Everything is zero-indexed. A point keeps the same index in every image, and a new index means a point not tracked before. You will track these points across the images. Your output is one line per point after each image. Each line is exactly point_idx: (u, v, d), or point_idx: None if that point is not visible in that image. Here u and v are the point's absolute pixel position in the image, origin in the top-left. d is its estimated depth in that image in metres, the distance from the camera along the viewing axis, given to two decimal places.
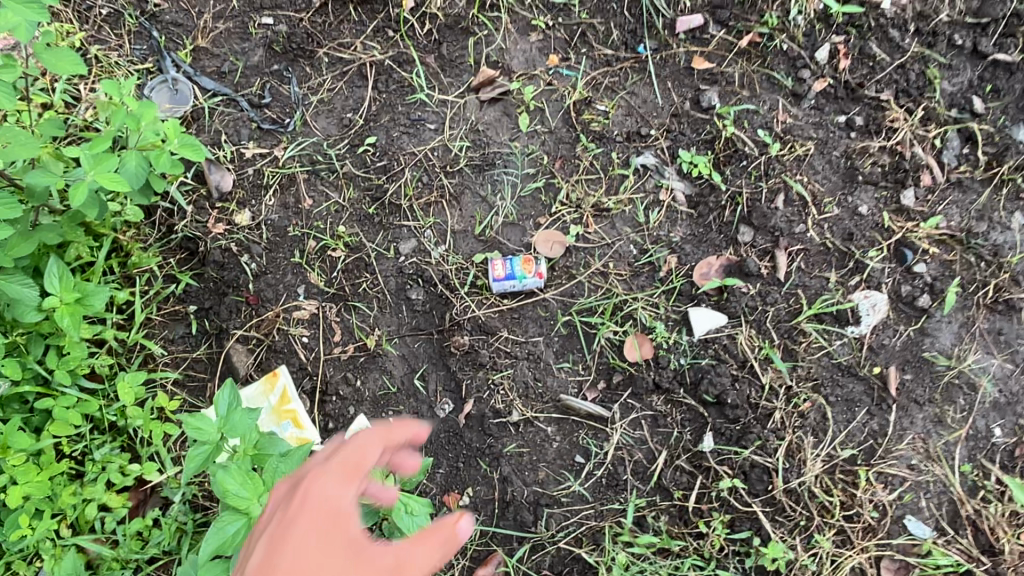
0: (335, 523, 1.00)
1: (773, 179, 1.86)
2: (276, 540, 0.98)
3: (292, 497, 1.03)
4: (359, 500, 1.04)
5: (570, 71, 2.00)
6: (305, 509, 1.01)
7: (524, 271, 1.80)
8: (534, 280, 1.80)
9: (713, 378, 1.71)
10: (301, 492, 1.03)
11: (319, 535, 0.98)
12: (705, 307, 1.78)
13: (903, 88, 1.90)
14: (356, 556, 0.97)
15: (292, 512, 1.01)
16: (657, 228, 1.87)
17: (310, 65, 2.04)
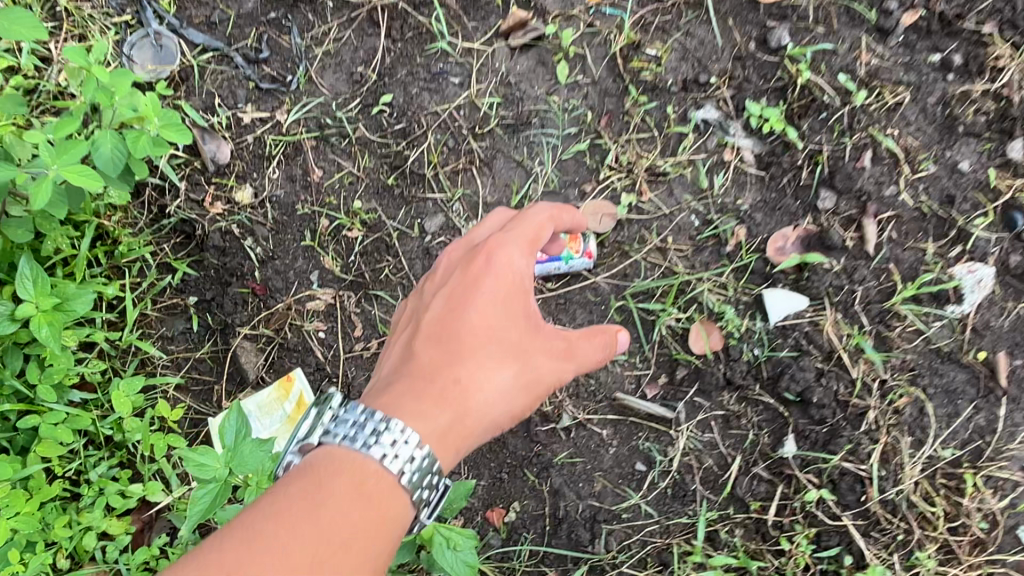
0: (521, 308, 1.27)
1: (858, 133, 1.57)
2: (468, 326, 1.24)
3: (481, 282, 1.27)
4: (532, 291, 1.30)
5: (615, 10, 1.68)
6: (487, 310, 1.25)
7: (571, 250, 1.54)
8: (582, 258, 1.56)
9: (796, 373, 1.47)
10: (488, 278, 1.27)
11: (514, 318, 1.25)
12: (782, 288, 1.53)
13: (1008, 19, 1.54)
14: (535, 358, 1.25)
15: (474, 299, 1.26)
16: (723, 194, 1.61)
17: (312, 11, 1.74)
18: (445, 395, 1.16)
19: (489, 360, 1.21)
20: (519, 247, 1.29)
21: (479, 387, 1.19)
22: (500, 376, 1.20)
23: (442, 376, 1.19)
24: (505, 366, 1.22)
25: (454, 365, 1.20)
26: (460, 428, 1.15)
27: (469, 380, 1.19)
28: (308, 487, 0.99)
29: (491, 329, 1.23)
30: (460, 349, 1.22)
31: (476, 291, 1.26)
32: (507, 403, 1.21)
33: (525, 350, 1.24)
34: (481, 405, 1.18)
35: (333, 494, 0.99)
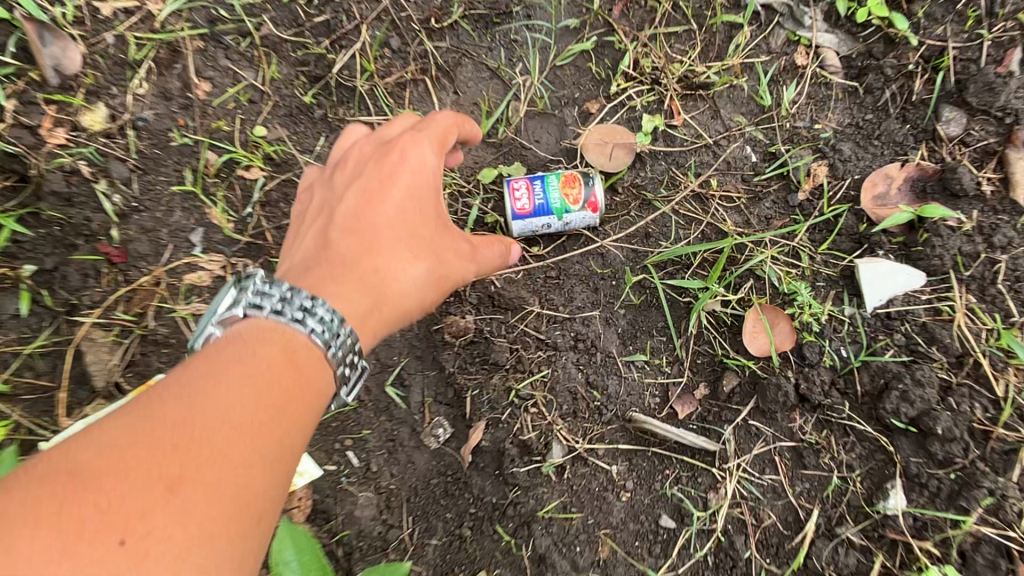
0: (434, 205, 0.87)
1: (1001, 22, 1.03)
2: (385, 215, 0.84)
3: (391, 171, 0.87)
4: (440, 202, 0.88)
5: None
6: (410, 203, 0.86)
7: (564, 198, 1.04)
8: (583, 210, 1.05)
9: (916, 389, 0.95)
10: (398, 176, 0.86)
11: (429, 210, 0.87)
12: (885, 258, 1.02)
13: None
14: (446, 252, 0.86)
15: (386, 191, 0.86)
16: (793, 116, 1.09)
17: None
18: (358, 284, 0.78)
19: (411, 245, 0.83)
20: (434, 140, 0.88)
21: (399, 277, 0.81)
22: (411, 269, 0.83)
23: (351, 264, 0.81)
24: (432, 260, 0.85)
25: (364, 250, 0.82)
26: (377, 321, 0.79)
27: (391, 269, 0.81)
28: (224, 356, 0.65)
29: (414, 222, 0.85)
30: (367, 233, 0.83)
31: (387, 181, 0.86)
32: (421, 302, 0.84)
33: (443, 246, 0.86)
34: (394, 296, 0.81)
35: (260, 363, 0.65)
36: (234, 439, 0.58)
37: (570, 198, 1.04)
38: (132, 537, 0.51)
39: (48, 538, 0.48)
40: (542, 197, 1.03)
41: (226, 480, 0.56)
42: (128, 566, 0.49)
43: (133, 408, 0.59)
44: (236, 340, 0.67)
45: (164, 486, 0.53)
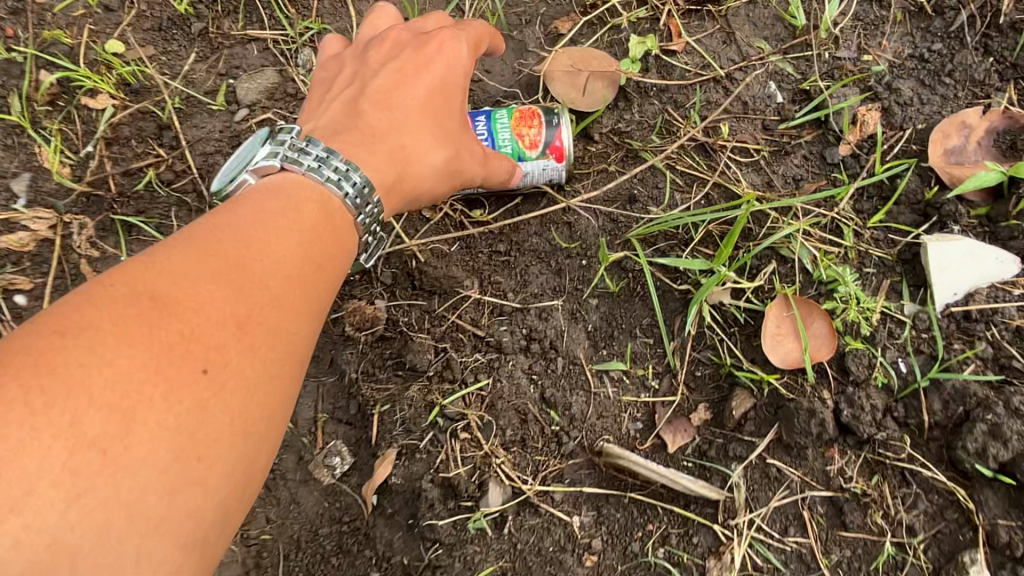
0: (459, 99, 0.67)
1: None
2: (416, 100, 0.65)
3: (429, 49, 0.67)
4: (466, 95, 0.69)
5: None
6: (441, 97, 0.66)
7: (517, 140, 0.75)
8: (541, 159, 0.75)
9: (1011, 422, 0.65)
10: (438, 64, 0.66)
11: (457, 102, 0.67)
12: (963, 237, 0.72)
13: None
14: (467, 147, 0.68)
15: (417, 80, 0.65)
16: (832, 41, 0.80)
17: None
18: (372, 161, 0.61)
19: (440, 132, 0.65)
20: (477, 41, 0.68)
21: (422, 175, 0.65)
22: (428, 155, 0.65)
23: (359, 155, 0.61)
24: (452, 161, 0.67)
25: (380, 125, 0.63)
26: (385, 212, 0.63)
27: (411, 168, 0.64)
28: (253, 207, 0.53)
29: (440, 121, 0.65)
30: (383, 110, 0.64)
31: (421, 62, 0.66)
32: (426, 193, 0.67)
33: (466, 146, 0.68)
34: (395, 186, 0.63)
35: (287, 230, 0.53)
36: (291, 291, 0.51)
37: (523, 140, 0.75)
38: (212, 368, 0.44)
39: (106, 380, 0.40)
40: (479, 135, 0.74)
41: (290, 332, 0.50)
42: (206, 397, 0.44)
43: (132, 280, 0.45)
44: (268, 192, 0.55)
45: (235, 325, 0.47)
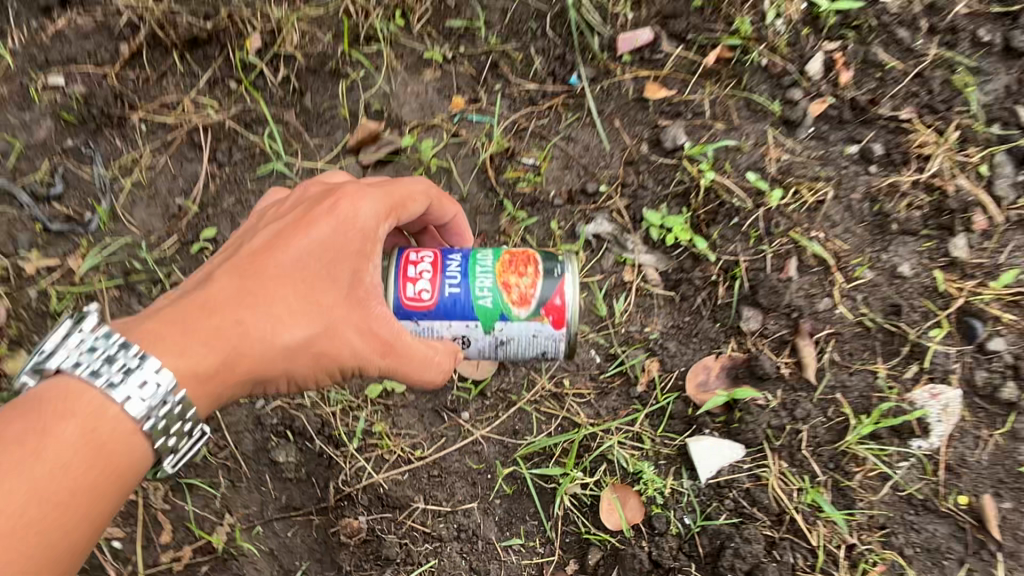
0: (346, 274, 1.00)
1: (777, 239, 1.32)
2: (286, 257, 0.99)
3: (320, 220, 1.01)
4: (363, 247, 1.02)
5: (481, 116, 1.53)
6: (308, 255, 0.99)
7: (500, 289, 1.05)
8: (538, 318, 1.06)
9: (741, 548, 1.17)
10: (325, 220, 1.01)
11: (343, 283, 1.00)
12: (710, 437, 1.22)
13: (926, 102, 1.46)
14: (345, 329, 1.00)
15: (295, 240, 1.00)
16: (626, 321, 1.32)
17: (121, 136, 1.51)
18: (222, 323, 0.95)
19: (300, 303, 0.98)
20: (372, 199, 1.03)
21: (279, 327, 0.97)
22: (290, 332, 0.97)
23: (223, 314, 0.96)
24: (313, 337, 0.99)
25: (246, 286, 0.98)
26: (222, 380, 0.95)
27: (268, 311, 0.97)
28: (49, 419, 0.85)
29: (305, 282, 0.98)
30: (259, 269, 0.99)
31: (305, 227, 1.01)
32: (292, 361, 0.99)
33: (342, 325, 1.00)
34: (235, 356, 0.95)
35: (43, 464, 0.83)
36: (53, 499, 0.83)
37: (519, 298, 1.05)
38: None
39: None
40: (463, 286, 1.06)
41: (50, 527, 0.83)
42: None
43: None
44: (81, 386, 0.87)
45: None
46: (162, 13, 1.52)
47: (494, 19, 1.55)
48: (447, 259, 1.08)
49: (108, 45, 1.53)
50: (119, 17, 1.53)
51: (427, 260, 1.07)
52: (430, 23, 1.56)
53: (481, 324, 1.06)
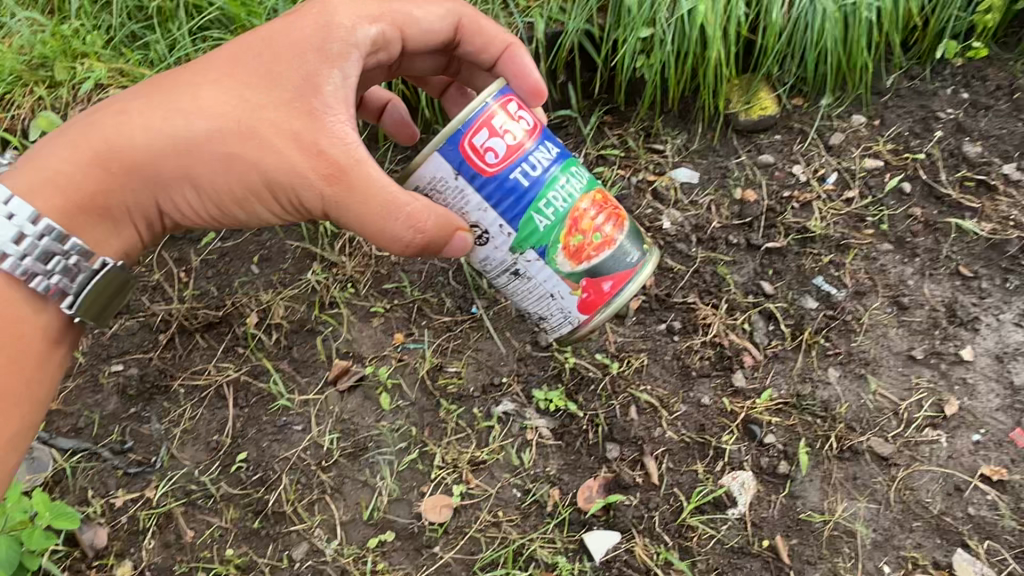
0: (285, 87, 1.43)
1: (621, 394, 2.06)
2: (231, 56, 1.47)
3: (276, 36, 1.46)
4: (315, 49, 1.44)
5: (416, 342, 2.20)
6: (246, 55, 1.46)
7: (563, 212, 1.58)
8: (572, 286, 1.66)
9: None
10: (277, 25, 1.48)
11: (281, 94, 1.42)
12: (598, 530, 1.89)
13: (704, 288, 2.25)
14: (265, 132, 1.41)
15: (250, 40, 1.48)
16: (533, 466, 1.99)
17: (167, 398, 2.14)
18: (132, 114, 1.45)
19: (215, 102, 1.43)
20: (331, 6, 1.49)
21: (196, 104, 1.43)
22: (200, 124, 1.42)
23: (161, 93, 1.47)
24: (223, 134, 1.42)
25: (175, 83, 1.47)
26: (121, 166, 1.44)
27: (195, 97, 1.44)
28: None
29: (235, 74, 1.45)
30: (201, 73, 1.47)
31: (267, 30, 1.48)
32: (207, 152, 1.43)
33: (263, 132, 1.41)
34: (131, 144, 1.44)
35: None
36: None
37: (566, 251, 1.61)
38: None
39: None
40: (530, 177, 1.54)
41: None
42: None
43: None
44: None
45: None
46: (187, 309, 2.24)
47: (415, 277, 2.30)
48: (536, 151, 1.55)
49: (150, 336, 2.22)
50: (158, 316, 2.24)
51: (520, 136, 1.53)
52: (372, 287, 2.30)
53: (517, 236, 1.58)
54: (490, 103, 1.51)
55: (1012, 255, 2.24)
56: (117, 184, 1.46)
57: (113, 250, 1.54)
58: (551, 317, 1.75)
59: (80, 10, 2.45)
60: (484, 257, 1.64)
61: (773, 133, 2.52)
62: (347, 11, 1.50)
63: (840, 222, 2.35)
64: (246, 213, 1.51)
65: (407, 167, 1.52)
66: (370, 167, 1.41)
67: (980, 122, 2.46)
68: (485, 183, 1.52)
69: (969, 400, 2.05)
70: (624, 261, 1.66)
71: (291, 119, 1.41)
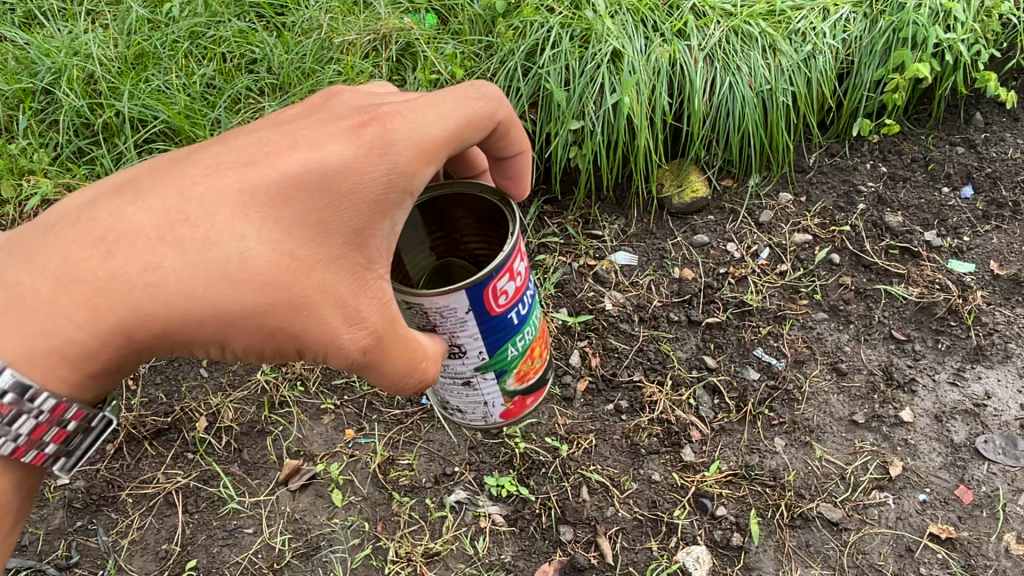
0: (337, 240, 1.18)
1: (572, 475, 2.08)
2: (267, 189, 1.14)
3: (332, 178, 1.18)
4: (373, 190, 1.21)
5: (367, 437, 2.20)
6: (292, 194, 1.15)
7: (525, 336, 1.64)
8: (504, 401, 1.79)
9: None
10: (326, 151, 1.19)
11: (331, 251, 1.18)
12: None
13: (648, 365, 2.29)
14: (315, 304, 1.16)
15: (290, 164, 1.17)
16: (488, 554, 1.98)
17: (115, 509, 2.10)
18: (140, 259, 1.08)
19: (258, 258, 1.12)
20: (395, 136, 1.23)
21: (233, 258, 1.11)
22: (244, 295, 1.11)
23: (174, 227, 1.10)
24: (270, 309, 1.13)
25: (191, 211, 1.11)
26: (119, 326, 1.11)
27: (228, 249, 1.10)
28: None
29: (278, 222, 1.14)
30: (230, 208, 1.12)
31: (315, 156, 1.18)
32: (236, 325, 1.14)
33: (314, 305, 1.16)
34: (148, 308, 1.09)
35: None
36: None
37: (516, 376, 1.72)
38: None
39: None
40: (518, 310, 1.55)
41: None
42: None
43: None
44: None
45: None
46: (135, 417, 2.24)
47: None
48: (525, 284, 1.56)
49: (97, 447, 2.21)
50: None
51: (521, 273, 1.52)
52: (321, 383, 2.31)
53: (491, 357, 1.58)
54: (516, 246, 1.44)
55: (941, 317, 2.33)
56: (120, 346, 1.14)
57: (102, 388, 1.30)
58: (466, 412, 1.83)
59: (27, 130, 2.53)
60: (446, 363, 1.59)
61: (705, 214, 2.64)
62: (412, 135, 1.24)
63: (775, 294, 2.43)
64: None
65: (426, 294, 1.37)
66: (396, 325, 1.28)
67: (899, 193, 2.60)
68: (482, 324, 1.48)
69: (912, 460, 2.07)
70: (542, 382, 1.87)
71: (340, 280, 1.19)
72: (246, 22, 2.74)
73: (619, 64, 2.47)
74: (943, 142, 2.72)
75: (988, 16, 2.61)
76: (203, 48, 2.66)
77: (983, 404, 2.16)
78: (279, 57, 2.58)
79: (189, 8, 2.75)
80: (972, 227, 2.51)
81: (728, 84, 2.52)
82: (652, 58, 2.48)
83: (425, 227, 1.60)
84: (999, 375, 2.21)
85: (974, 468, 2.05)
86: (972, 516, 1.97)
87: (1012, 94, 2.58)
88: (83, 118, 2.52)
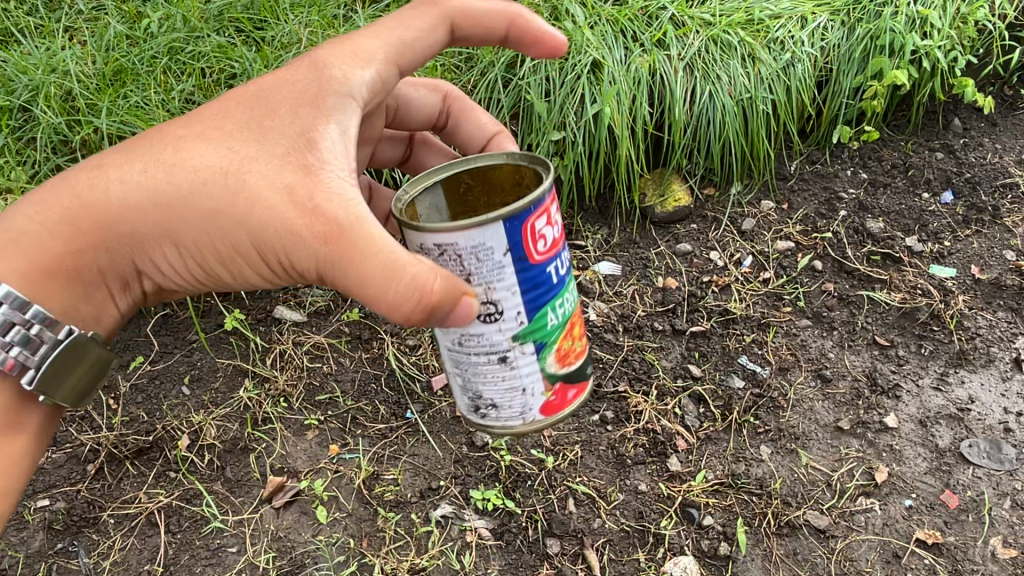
0: (276, 137, 1.28)
1: (558, 487, 2.07)
2: (216, 109, 1.35)
3: (272, 93, 1.34)
4: (310, 97, 1.32)
5: (352, 452, 2.19)
6: (235, 107, 1.34)
7: (565, 314, 1.40)
8: (546, 387, 1.43)
9: None
10: (271, 77, 1.37)
11: (269, 143, 1.27)
12: None
13: (634, 375, 2.29)
14: (251, 186, 1.23)
15: (243, 91, 1.38)
16: (475, 568, 1.96)
17: (96, 530, 2.07)
18: (99, 164, 1.35)
19: (194, 150, 1.29)
20: (326, 55, 1.37)
21: (173, 153, 1.30)
22: (179, 177, 1.27)
23: (139, 142, 1.36)
24: (205, 189, 1.26)
25: (153, 132, 1.38)
26: (82, 212, 1.32)
27: (171, 148, 1.31)
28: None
29: (216, 125, 1.32)
30: (187, 123, 1.35)
31: (263, 82, 1.37)
32: (179, 211, 1.28)
33: (246, 185, 1.23)
34: (103, 195, 1.31)
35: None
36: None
37: (558, 354, 1.42)
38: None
39: None
40: (555, 269, 1.34)
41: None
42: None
43: None
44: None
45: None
46: (116, 436, 2.21)
47: (348, 386, 2.31)
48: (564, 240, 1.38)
49: (78, 467, 2.18)
50: (85, 447, 2.21)
51: (559, 233, 1.35)
52: (305, 399, 2.29)
53: (528, 325, 1.34)
54: (554, 191, 1.29)
55: (923, 322, 2.33)
56: (87, 242, 1.34)
57: (83, 316, 1.43)
58: (497, 410, 1.46)
59: (5, 147, 2.50)
60: (475, 333, 1.34)
61: (688, 222, 2.64)
62: (344, 53, 1.37)
63: (759, 301, 2.43)
64: (231, 273, 1.36)
65: (454, 223, 1.20)
66: (370, 224, 1.19)
67: (880, 199, 2.62)
68: (517, 272, 1.27)
69: (898, 465, 2.07)
70: (586, 375, 1.53)
71: (282, 166, 1.24)
72: (226, 37, 2.73)
73: (599, 74, 2.48)
74: (923, 148, 2.73)
75: (964, 23, 2.63)
76: (183, 63, 2.65)
77: (967, 408, 2.16)
78: (259, 71, 2.57)
79: (168, 24, 2.74)
80: (952, 232, 2.52)
81: (708, 93, 2.53)
82: (632, 68, 2.49)
83: (450, 212, 1.46)
84: (982, 379, 2.22)
85: (960, 473, 2.05)
86: (959, 521, 1.97)
87: (988, 100, 2.60)
88: (61, 135, 2.49)
